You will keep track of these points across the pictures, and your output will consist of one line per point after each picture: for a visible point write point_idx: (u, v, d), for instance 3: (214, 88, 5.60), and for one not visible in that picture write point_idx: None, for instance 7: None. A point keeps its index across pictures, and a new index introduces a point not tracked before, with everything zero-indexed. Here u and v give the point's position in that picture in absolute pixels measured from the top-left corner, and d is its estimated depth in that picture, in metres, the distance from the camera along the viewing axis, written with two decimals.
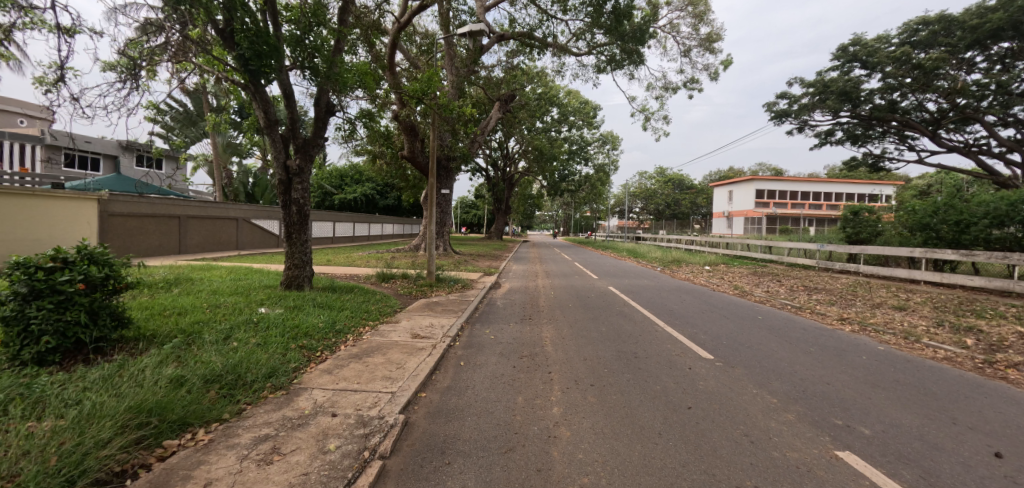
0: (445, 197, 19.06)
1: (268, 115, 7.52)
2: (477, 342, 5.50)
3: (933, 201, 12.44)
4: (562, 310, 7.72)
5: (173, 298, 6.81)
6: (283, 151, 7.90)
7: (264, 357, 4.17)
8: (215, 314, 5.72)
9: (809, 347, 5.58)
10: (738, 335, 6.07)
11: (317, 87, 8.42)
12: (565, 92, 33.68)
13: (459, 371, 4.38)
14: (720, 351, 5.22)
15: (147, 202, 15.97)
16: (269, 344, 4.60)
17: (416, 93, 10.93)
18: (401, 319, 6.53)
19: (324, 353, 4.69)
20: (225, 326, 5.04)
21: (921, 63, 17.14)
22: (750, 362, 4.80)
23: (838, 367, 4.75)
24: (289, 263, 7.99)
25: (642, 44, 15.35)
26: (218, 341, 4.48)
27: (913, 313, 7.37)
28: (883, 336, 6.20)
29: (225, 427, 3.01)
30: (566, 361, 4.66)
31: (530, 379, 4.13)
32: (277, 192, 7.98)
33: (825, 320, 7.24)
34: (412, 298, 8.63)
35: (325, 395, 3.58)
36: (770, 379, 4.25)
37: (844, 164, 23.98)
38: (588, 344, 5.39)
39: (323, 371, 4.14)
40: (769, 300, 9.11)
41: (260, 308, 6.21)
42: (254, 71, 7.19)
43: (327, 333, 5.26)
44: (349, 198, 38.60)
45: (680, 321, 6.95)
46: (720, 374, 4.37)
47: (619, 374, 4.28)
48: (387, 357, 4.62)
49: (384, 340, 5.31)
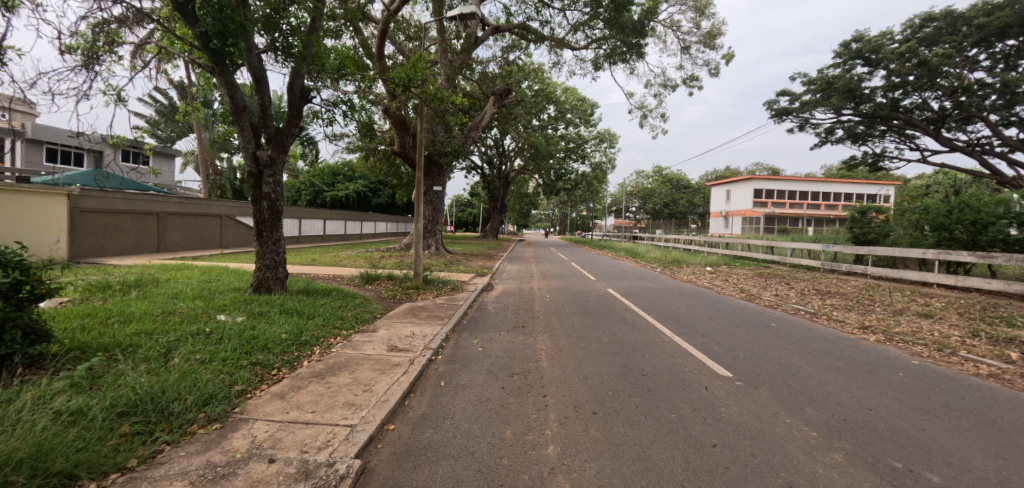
0: (437, 194, 18.41)
1: (235, 101, 6.79)
2: (462, 356, 4.81)
3: (947, 200, 11.88)
4: (558, 316, 7.07)
5: (124, 303, 6.06)
6: (253, 140, 7.17)
7: (205, 380, 3.48)
8: (165, 323, 5.00)
9: (836, 361, 4.96)
10: (756, 347, 5.45)
11: (290, 68, 7.56)
12: (563, 90, 33.05)
13: (438, 393, 3.72)
14: (739, 368, 4.58)
15: (123, 198, 15.13)
16: (214, 361, 3.88)
17: (402, 79, 10.11)
18: (380, 327, 5.84)
19: (281, 371, 3.99)
20: (168, 340, 4.31)
21: (926, 60, 16.57)
22: (775, 382, 4.18)
23: (875, 387, 4.15)
24: (260, 264, 7.29)
25: (642, 38, 14.70)
26: (155, 361, 3.77)
27: (941, 321, 6.77)
28: (915, 348, 5.60)
29: (126, 480, 2.29)
30: (564, 381, 4.00)
31: (522, 405, 3.48)
32: (247, 185, 7.23)
33: (845, 329, 6.61)
34: (396, 302, 7.92)
35: (269, 430, 2.89)
36: (803, 405, 3.63)
37: (844, 164, 23.41)
38: (589, 358, 4.74)
39: (274, 396, 3.44)
40: (780, 305, 8.49)
41: (219, 315, 5.52)
42: (217, 52, 6.31)
43: (289, 346, 4.55)
44: (341, 195, 37.68)
45: (688, 330, 6.30)
46: (745, 397, 3.75)
47: (627, 398, 3.63)
48: (354, 377, 3.93)
49: (356, 354, 4.61)
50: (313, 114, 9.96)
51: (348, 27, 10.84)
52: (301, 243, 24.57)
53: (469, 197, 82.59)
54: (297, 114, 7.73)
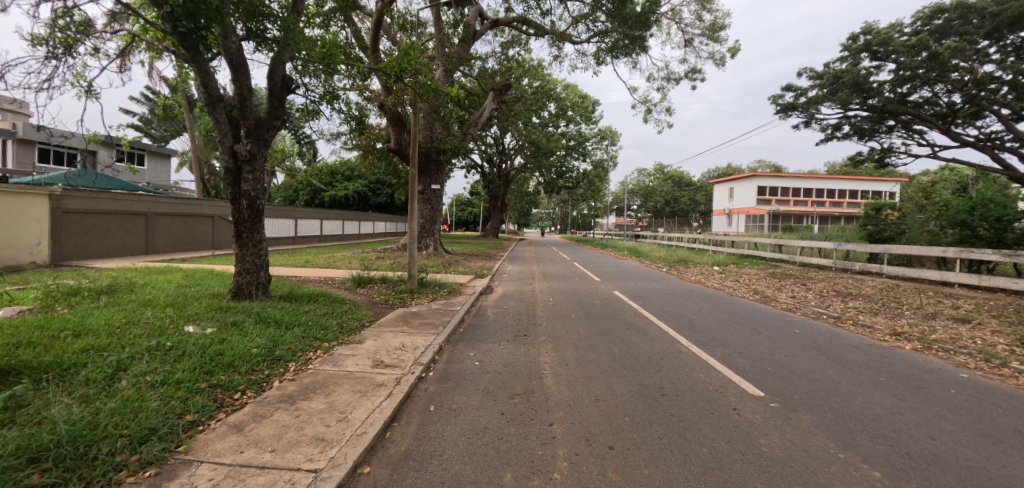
0: (435, 193, 17.82)
1: (210, 91, 6.26)
2: (456, 373, 4.27)
3: (969, 196, 11.28)
4: (563, 323, 6.52)
5: (86, 313, 5.49)
6: (230, 133, 6.65)
7: (147, 411, 2.94)
8: (125, 336, 4.47)
9: (877, 376, 4.41)
10: (784, 359, 4.89)
11: (271, 55, 6.94)
12: (563, 87, 32.51)
13: (425, 421, 3.18)
14: (771, 386, 4.02)
15: (109, 198, 14.57)
16: (166, 385, 3.35)
17: (390, 69, 9.38)
18: (367, 338, 5.29)
19: (244, 396, 3.43)
20: (118, 358, 3.78)
21: (937, 52, 15.92)
22: (815, 403, 3.63)
23: (933, 410, 3.59)
24: (239, 268, 6.76)
25: (646, 31, 14.01)
26: (95, 387, 3.26)
27: (981, 326, 6.18)
28: (959, 359, 5.05)
29: None
30: (571, 404, 3.47)
31: (524, 437, 2.94)
32: (225, 183, 6.68)
33: (875, 336, 6.06)
34: (387, 308, 7.39)
35: (213, 477, 2.34)
36: (855, 434, 3.10)
37: (850, 161, 22.81)
38: (601, 374, 4.20)
39: (229, 429, 2.90)
40: (800, 308, 7.92)
41: (187, 326, 4.96)
42: (188, 36, 5.68)
43: (258, 363, 3.99)
44: (339, 195, 37.13)
45: (705, 338, 5.74)
46: (784, 425, 3.20)
47: (648, 427, 3.09)
48: (329, 401, 3.38)
49: (336, 371, 4.07)
50: (301, 109, 9.43)
51: (337, 17, 10.22)
52: (296, 244, 24.02)
53: (468, 197, 82.32)
54: (280, 106, 7.13)
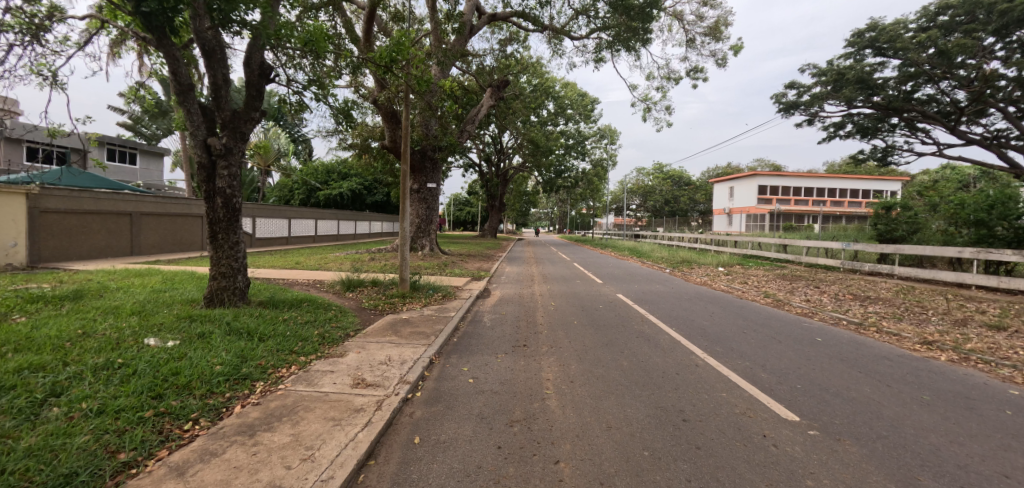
0: (432, 192, 17.32)
1: (180, 79, 5.73)
2: (448, 392, 3.79)
3: (985, 193, 10.83)
4: (565, 330, 6.05)
5: (38, 323, 4.95)
6: (204, 126, 6.11)
7: (69, 450, 2.42)
8: (72, 351, 3.94)
9: (920, 395, 3.93)
10: (812, 374, 4.40)
11: (247, 39, 6.37)
12: (562, 85, 32.03)
13: (409, 459, 2.68)
14: (806, 408, 3.53)
15: (91, 197, 14.00)
16: (103, 415, 2.83)
17: (381, 61, 8.80)
18: (350, 351, 4.79)
19: (196, 426, 2.93)
20: (55, 381, 3.25)
21: (944, 49, 15.43)
22: (858, 430, 3.16)
23: (998, 439, 3.09)
24: (214, 271, 6.26)
25: (644, 24, 13.47)
26: (16, 417, 2.73)
27: (1017, 334, 5.71)
28: (1002, 372, 4.57)
29: None
30: (579, 434, 2.99)
31: (524, 479, 2.43)
32: (198, 178, 6.15)
33: (903, 345, 5.59)
34: (377, 314, 6.87)
35: None
36: (917, 473, 2.61)
37: (853, 159, 22.40)
38: (610, 394, 3.72)
39: (169, 472, 2.39)
40: (816, 313, 7.45)
41: (147, 338, 4.43)
42: (151, 16, 5.11)
43: (219, 384, 3.50)
44: (335, 194, 36.48)
45: (722, 349, 5.26)
46: (832, 462, 2.71)
47: (671, 464, 2.61)
48: (296, 433, 2.87)
49: (309, 393, 3.56)
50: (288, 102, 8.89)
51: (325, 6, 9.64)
52: (290, 244, 23.44)
53: (466, 197, 81.85)
54: (258, 96, 6.57)
